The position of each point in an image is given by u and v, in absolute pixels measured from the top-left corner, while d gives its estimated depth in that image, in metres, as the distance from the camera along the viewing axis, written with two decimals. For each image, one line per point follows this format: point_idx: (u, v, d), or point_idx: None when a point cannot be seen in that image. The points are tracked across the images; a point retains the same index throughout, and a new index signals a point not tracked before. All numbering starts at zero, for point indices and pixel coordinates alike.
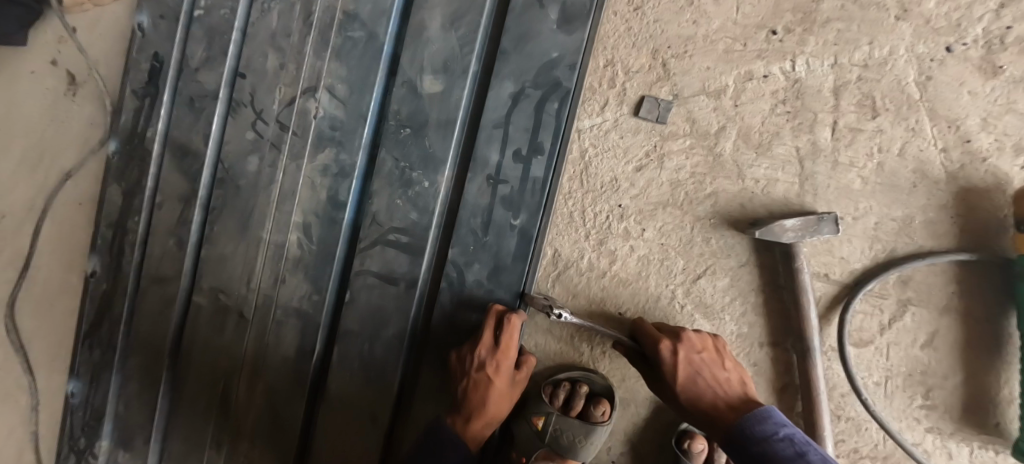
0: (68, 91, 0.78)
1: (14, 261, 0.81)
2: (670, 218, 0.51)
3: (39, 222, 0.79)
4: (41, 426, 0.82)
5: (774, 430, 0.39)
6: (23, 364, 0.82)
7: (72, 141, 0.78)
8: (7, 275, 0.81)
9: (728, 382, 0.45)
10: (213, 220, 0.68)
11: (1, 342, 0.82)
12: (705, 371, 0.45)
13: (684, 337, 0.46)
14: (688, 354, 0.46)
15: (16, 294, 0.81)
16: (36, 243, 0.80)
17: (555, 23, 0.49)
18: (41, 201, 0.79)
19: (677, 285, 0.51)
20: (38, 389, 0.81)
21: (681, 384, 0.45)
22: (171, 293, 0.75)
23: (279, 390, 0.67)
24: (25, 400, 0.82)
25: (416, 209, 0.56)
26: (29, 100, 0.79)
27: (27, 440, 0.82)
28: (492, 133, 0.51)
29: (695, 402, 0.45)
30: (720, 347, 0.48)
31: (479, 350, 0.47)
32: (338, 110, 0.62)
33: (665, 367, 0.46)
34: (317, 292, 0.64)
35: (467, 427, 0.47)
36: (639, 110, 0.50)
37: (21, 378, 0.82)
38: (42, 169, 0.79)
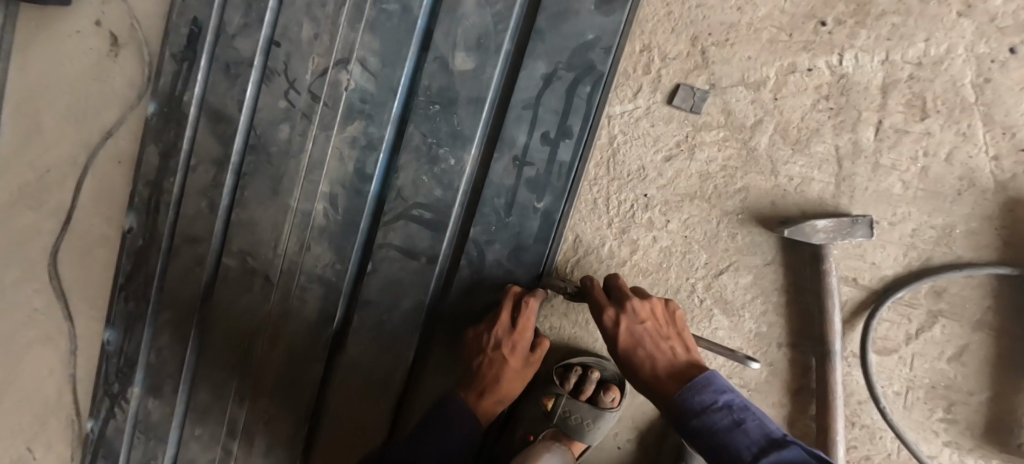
0: (111, 52, 0.80)
1: (58, 213, 0.85)
2: (697, 211, 0.50)
3: (80, 177, 0.83)
4: (79, 369, 0.88)
5: (714, 398, 0.41)
6: (63, 311, 0.87)
7: (114, 101, 0.81)
8: (49, 226, 0.85)
9: (671, 351, 0.45)
10: (243, 185, 0.70)
11: (43, 288, 0.87)
12: (647, 339, 0.46)
13: (627, 307, 0.46)
14: (630, 324, 0.46)
15: (58, 244, 0.86)
16: (77, 196, 0.84)
17: (594, 3, 0.48)
18: (83, 156, 0.83)
19: (698, 278, 0.50)
20: (76, 334, 0.87)
21: (623, 352, 0.46)
22: (202, 253, 0.78)
23: (298, 351, 0.70)
24: (63, 344, 0.88)
25: (441, 186, 0.56)
26: (74, 59, 0.81)
27: (65, 380, 0.89)
28: (521, 114, 0.51)
29: (635, 368, 0.46)
30: (667, 314, 0.47)
31: (495, 329, 0.47)
32: (369, 82, 0.62)
33: (608, 334, 0.47)
34: (339, 261, 0.66)
35: (479, 401, 0.49)
36: (673, 98, 0.49)
37: (61, 324, 0.88)
38: (85, 125, 0.82)
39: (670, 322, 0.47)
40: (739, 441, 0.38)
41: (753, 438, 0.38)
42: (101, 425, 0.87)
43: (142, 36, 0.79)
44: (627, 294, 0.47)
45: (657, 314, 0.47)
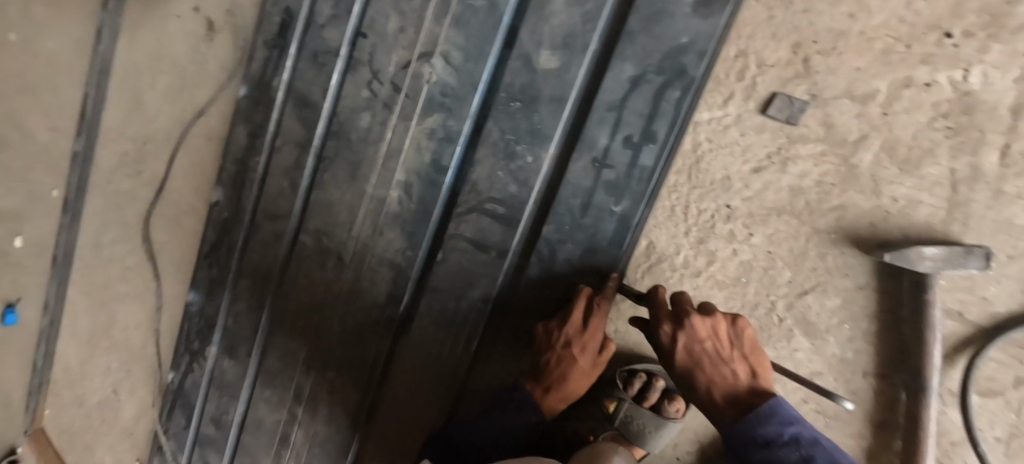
0: (206, 36, 0.85)
1: (152, 182, 0.94)
2: (783, 227, 0.48)
3: (174, 150, 0.91)
4: (163, 324, 0.99)
5: (779, 431, 0.39)
6: (152, 270, 0.98)
7: (208, 81, 0.87)
8: (145, 194, 0.95)
9: (733, 374, 0.43)
10: (325, 168, 0.75)
11: (139, 249, 0.98)
12: (706, 360, 0.43)
13: (687, 325, 0.43)
14: (688, 344, 0.43)
15: (152, 210, 0.95)
16: (171, 167, 0.92)
17: (691, 5, 0.46)
18: (178, 131, 0.90)
19: (779, 296, 0.49)
20: (163, 293, 0.98)
21: (679, 369, 0.45)
22: (281, 229, 0.82)
23: (363, 328, 0.74)
24: (150, 301, 1.00)
25: (516, 182, 0.57)
26: (173, 42, 0.86)
27: (151, 330, 1.01)
28: (604, 116, 0.51)
29: (691, 386, 0.45)
30: (733, 333, 0.43)
31: (568, 327, 0.48)
32: (451, 76, 0.64)
33: (664, 349, 0.45)
34: (410, 248, 0.68)
35: (545, 397, 0.49)
36: (768, 107, 0.47)
37: (151, 282, 0.99)
38: (182, 103, 0.89)
39: (736, 342, 0.43)
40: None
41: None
42: (180, 377, 0.98)
43: (235, 22, 0.83)
44: (688, 310, 0.44)
45: (721, 335, 0.43)
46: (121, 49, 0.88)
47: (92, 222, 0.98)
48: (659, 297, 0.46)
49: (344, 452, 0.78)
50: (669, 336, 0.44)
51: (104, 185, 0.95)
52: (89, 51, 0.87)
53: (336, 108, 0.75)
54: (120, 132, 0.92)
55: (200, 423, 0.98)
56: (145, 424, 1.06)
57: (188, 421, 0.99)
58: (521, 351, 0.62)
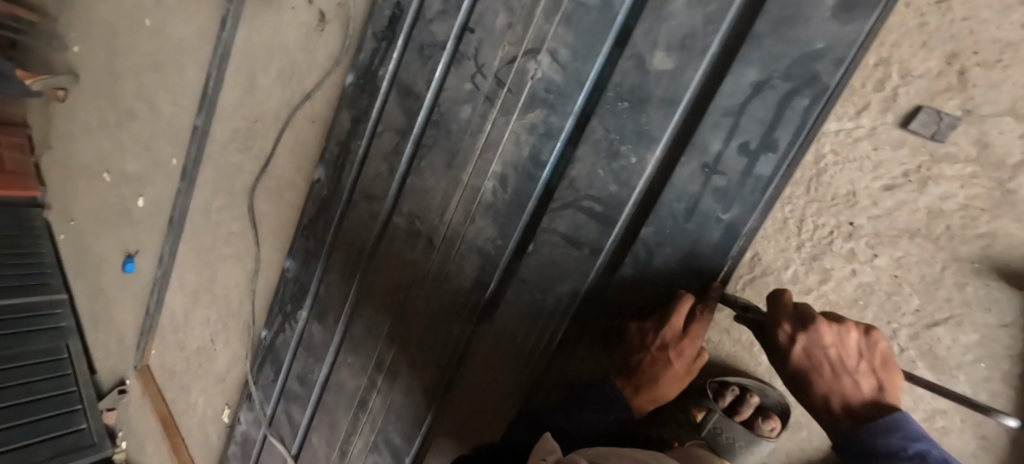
0: (318, 26, 0.90)
1: (259, 157, 1.03)
2: (914, 250, 0.46)
3: (281, 129, 0.98)
4: (259, 286, 1.09)
5: (902, 446, 0.37)
6: (253, 237, 1.07)
7: (315, 68, 0.92)
8: (252, 168, 1.04)
9: (855, 384, 0.42)
10: (423, 155, 0.78)
11: (245, 219, 1.07)
12: (826, 367, 0.42)
13: (810, 329, 0.42)
14: (809, 347, 0.42)
15: (256, 183, 1.04)
16: (277, 146, 1.00)
17: (832, 9, 0.44)
18: (286, 113, 0.97)
19: (903, 325, 0.48)
20: (262, 259, 1.07)
21: (794, 371, 0.44)
22: (376, 210, 0.86)
23: (447, 308, 0.79)
24: (249, 265, 1.10)
25: (617, 182, 0.58)
26: (289, 31, 0.94)
27: (247, 291, 1.11)
28: (719, 121, 0.50)
29: (805, 390, 0.44)
30: (862, 344, 0.42)
31: (664, 332, 0.52)
32: (557, 73, 0.64)
33: (780, 349, 0.45)
34: (501, 238, 0.72)
35: (635, 396, 0.53)
36: (909, 122, 0.44)
37: (251, 248, 1.08)
38: (291, 87, 0.96)
39: (864, 353, 0.42)
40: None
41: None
42: (272, 335, 1.07)
43: (347, 13, 0.87)
44: (812, 314, 0.43)
45: (848, 343, 0.42)
46: (240, 36, 1.00)
47: (208, 186, 1.13)
48: (781, 299, 0.45)
49: (417, 423, 0.84)
50: (787, 336, 0.44)
51: (219, 155, 1.09)
52: (215, 39, 1.04)
53: (438, 102, 0.76)
54: (236, 111, 1.04)
55: (286, 379, 1.06)
56: (238, 372, 1.17)
57: (277, 375, 1.07)
58: (607, 348, 0.64)
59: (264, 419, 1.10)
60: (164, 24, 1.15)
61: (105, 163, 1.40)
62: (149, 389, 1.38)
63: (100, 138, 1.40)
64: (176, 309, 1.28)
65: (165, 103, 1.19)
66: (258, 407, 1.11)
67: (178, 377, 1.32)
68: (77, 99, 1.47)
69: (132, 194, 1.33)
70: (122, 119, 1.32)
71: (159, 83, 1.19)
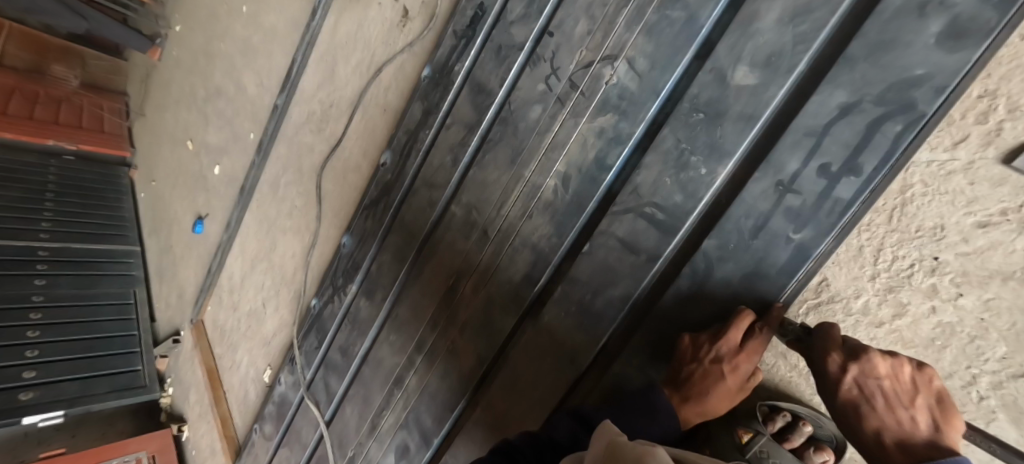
0: (400, 22, 0.95)
1: (330, 139, 1.10)
2: (1007, 295, 0.43)
3: (355, 115, 1.05)
4: (314, 257, 1.16)
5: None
6: (317, 212, 1.14)
7: (393, 60, 0.97)
8: (325, 148, 1.11)
9: (910, 420, 0.41)
10: (488, 150, 0.81)
11: (313, 194, 1.14)
12: (877, 399, 0.42)
13: (863, 359, 0.42)
14: (860, 379, 0.42)
15: (326, 163, 1.10)
16: (350, 130, 1.06)
17: (936, 36, 0.42)
18: (360, 100, 1.03)
19: (985, 372, 0.45)
20: (322, 233, 1.13)
21: (844, 403, 0.43)
22: (435, 198, 0.90)
23: (499, 299, 0.81)
24: (308, 237, 1.17)
25: (683, 192, 0.58)
26: (374, 25, 0.99)
27: (303, 261, 1.18)
28: (800, 140, 0.50)
29: (857, 424, 0.43)
30: (917, 381, 0.41)
31: (720, 345, 0.52)
32: (632, 81, 0.65)
33: (827, 380, 0.44)
34: (556, 236, 0.73)
35: (682, 406, 0.53)
36: (1014, 159, 0.41)
37: (313, 222, 1.15)
38: (368, 75, 1.01)
39: (919, 388, 0.41)
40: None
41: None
42: (321, 305, 1.13)
43: (429, 11, 0.90)
44: (866, 346, 0.43)
45: (901, 378, 0.42)
46: (327, 26, 1.08)
47: (280, 162, 1.22)
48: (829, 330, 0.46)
49: (450, 407, 0.87)
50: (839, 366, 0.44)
51: (293, 133, 1.18)
52: (304, 28, 1.13)
53: (508, 104, 0.79)
54: (315, 94, 1.12)
55: (328, 348, 1.12)
56: (284, 337, 1.25)
57: (319, 344, 1.13)
58: (653, 359, 0.63)
59: (302, 383, 1.16)
60: (259, 12, 1.26)
61: (189, 133, 1.55)
62: (200, 344, 1.48)
63: (188, 110, 1.55)
64: (235, 272, 1.38)
65: (251, 83, 1.30)
66: (299, 372, 1.17)
67: (229, 336, 1.41)
68: (175, 73, 1.64)
69: (211, 163, 1.45)
70: (210, 96, 1.46)
71: (248, 63, 1.31)
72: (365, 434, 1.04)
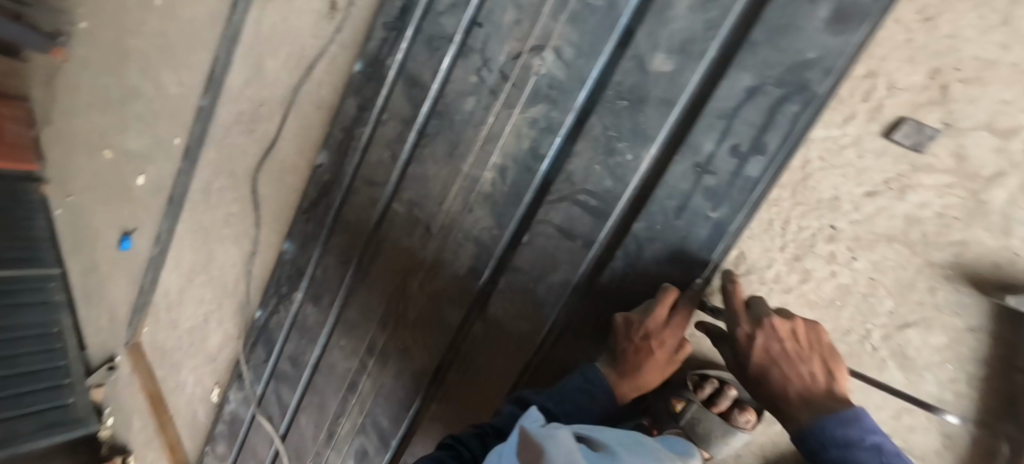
0: (329, 14, 0.91)
1: (263, 140, 1.04)
2: (891, 255, 0.49)
3: (287, 113, 1.00)
4: (257, 266, 1.10)
5: (861, 437, 0.39)
6: (255, 218, 1.08)
7: (323, 55, 0.93)
8: (258, 150, 1.05)
9: (811, 375, 0.44)
10: (425, 144, 0.80)
11: (248, 199, 1.08)
12: (781, 358, 0.45)
13: (767, 324, 0.46)
14: (767, 342, 0.46)
15: (260, 166, 1.05)
16: (282, 129, 1.01)
17: (825, 20, 0.46)
18: (292, 97, 0.98)
19: (876, 326, 0.51)
20: (262, 239, 1.08)
21: (755, 368, 0.46)
22: (376, 196, 0.87)
23: (445, 294, 0.80)
24: (248, 245, 1.11)
25: (612, 177, 0.60)
26: (299, 17, 0.94)
27: (245, 271, 1.12)
28: (713, 123, 0.52)
29: (766, 383, 0.46)
30: (811, 338, 0.46)
31: (648, 321, 0.54)
32: (560, 70, 0.66)
33: (739, 348, 0.48)
34: (497, 227, 0.74)
35: (618, 382, 0.56)
36: (893, 132, 0.46)
37: (252, 229, 1.09)
38: (298, 71, 0.97)
39: (814, 344, 0.46)
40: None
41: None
42: (267, 316, 1.08)
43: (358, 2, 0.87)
44: (767, 312, 0.47)
45: (797, 337, 0.46)
46: (249, 19, 1.01)
47: (210, 167, 1.14)
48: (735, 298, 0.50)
49: (405, 406, 0.87)
50: (747, 335, 0.47)
51: (223, 135, 1.11)
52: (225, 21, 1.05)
53: (443, 96, 0.77)
54: (243, 92, 1.05)
55: (278, 359, 1.08)
56: (230, 352, 1.18)
57: (268, 356, 1.09)
58: (593, 340, 0.66)
59: (253, 398, 1.11)
60: (173, 5, 1.16)
61: (105, 139, 1.40)
62: (138, 367, 1.39)
63: (101, 114, 1.41)
64: (171, 287, 1.29)
65: (172, 83, 1.20)
66: (249, 387, 1.13)
67: (170, 356, 1.32)
68: (76, 73, 1.46)
69: (134, 172, 1.33)
70: (126, 97, 1.33)
71: (165, 61, 1.21)
72: (322, 443, 1.01)
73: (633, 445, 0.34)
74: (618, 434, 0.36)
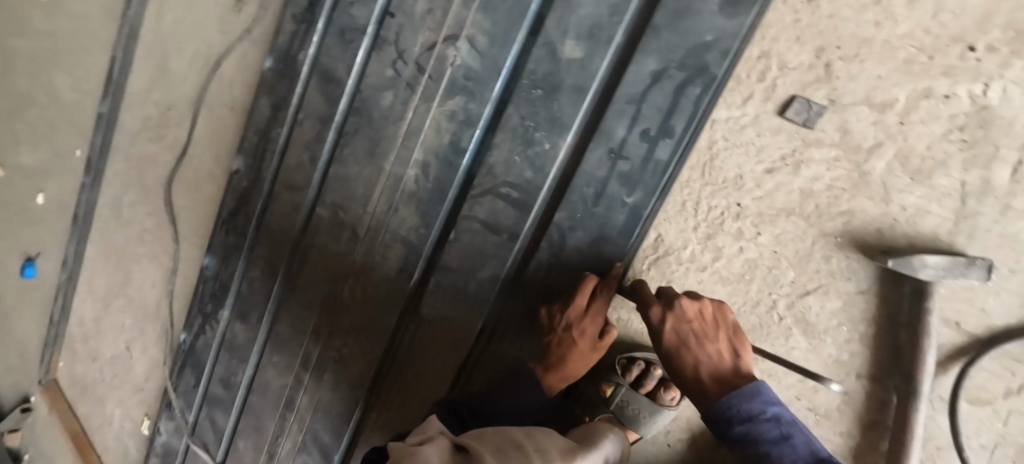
0: (234, 6, 0.83)
1: (174, 147, 0.94)
2: (791, 228, 0.52)
3: (196, 115, 0.91)
4: (178, 285, 1.01)
5: (762, 409, 0.43)
6: (172, 233, 0.99)
7: (230, 51, 0.85)
8: (167, 158, 0.95)
9: (717, 353, 0.48)
10: (345, 144, 0.75)
11: (161, 212, 0.99)
12: (692, 339, 0.47)
13: (676, 307, 0.48)
14: (677, 324, 0.48)
15: (174, 176, 0.95)
16: (193, 134, 0.92)
17: (718, 4, 0.47)
18: (199, 98, 0.90)
19: (781, 295, 0.54)
20: (182, 255, 0.99)
21: (668, 350, 0.48)
22: (298, 201, 0.82)
23: (377, 299, 0.77)
24: (167, 263, 1.01)
25: (532, 168, 0.59)
26: (199, 10, 0.85)
27: (166, 293, 1.02)
28: (623, 108, 0.53)
29: (678, 365, 0.49)
30: (717, 317, 0.48)
31: (569, 312, 0.54)
32: (475, 61, 0.64)
33: (653, 332, 0.49)
34: (424, 226, 0.71)
35: (546, 375, 0.57)
36: (785, 110, 0.49)
37: (170, 245, 1.00)
38: (201, 69, 0.88)
39: (720, 323, 0.48)
40: (786, 454, 0.41)
41: (800, 453, 0.41)
42: (192, 338, 1.00)
43: None
44: (676, 295, 0.49)
45: (705, 318, 0.48)
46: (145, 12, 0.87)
47: (117, 180, 0.99)
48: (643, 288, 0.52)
49: (345, 419, 0.83)
50: (658, 318, 0.48)
51: (129, 145, 0.96)
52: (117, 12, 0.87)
53: (359, 91, 0.73)
54: (147, 97, 0.93)
55: (208, 383, 1.00)
56: (158, 379, 1.09)
57: (197, 381, 1.01)
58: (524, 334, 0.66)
59: (185, 428, 1.03)
60: None
61: None
62: (55, 406, 1.23)
63: None
64: (87, 317, 1.13)
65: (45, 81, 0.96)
66: (180, 416, 1.04)
67: (91, 390, 1.19)
68: None
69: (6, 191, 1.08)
70: None
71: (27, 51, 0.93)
72: None
73: (504, 453, 0.34)
74: (501, 439, 0.36)
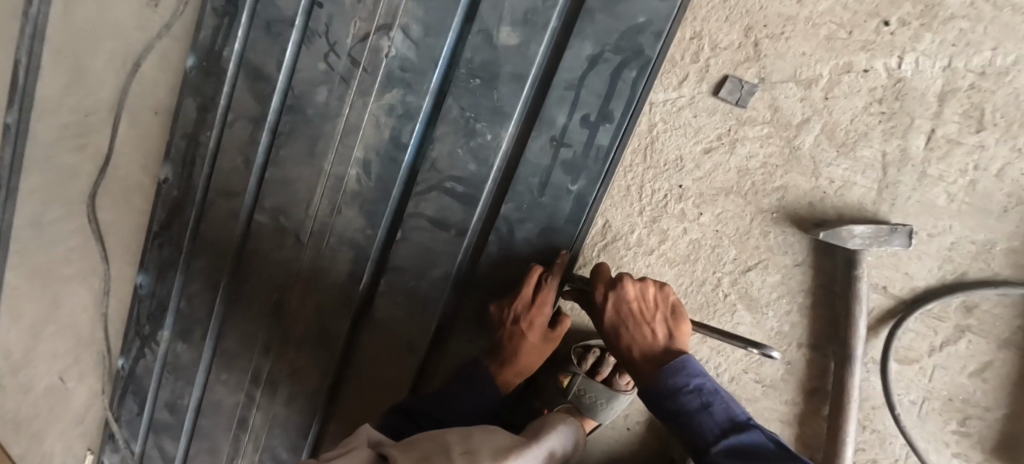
0: (150, 1, 0.76)
1: (96, 157, 0.84)
2: (730, 206, 0.53)
3: (117, 120, 0.82)
4: (111, 309, 0.92)
5: (686, 382, 0.46)
6: (100, 252, 0.89)
7: (148, 50, 0.78)
8: (87, 169, 0.85)
9: (653, 332, 0.49)
10: (280, 145, 0.70)
11: (81, 228, 0.88)
12: (629, 319, 0.49)
13: (618, 287, 0.49)
14: (617, 303, 0.49)
15: (97, 189, 0.86)
16: (115, 141, 0.83)
17: None
18: (117, 103, 0.81)
19: (725, 273, 0.55)
20: (112, 275, 0.90)
21: (608, 327, 0.51)
22: (234, 208, 0.76)
23: (328, 306, 0.74)
24: (98, 284, 0.91)
25: (476, 161, 0.58)
26: (111, 6, 0.78)
27: (98, 319, 0.93)
28: (563, 95, 0.52)
29: (616, 340, 0.51)
30: (657, 297, 0.49)
31: (516, 304, 0.55)
32: (411, 51, 0.61)
33: (596, 309, 0.51)
34: (369, 227, 0.68)
35: (500, 372, 0.56)
36: (719, 90, 0.51)
37: (97, 264, 0.90)
38: (115, 71, 0.80)
39: (660, 304, 0.50)
40: (702, 422, 0.44)
41: (717, 420, 0.44)
42: (131, 363, 0.92)
43: None
44: (621, 275, 0.50)
45: (645, 298, 0.49)
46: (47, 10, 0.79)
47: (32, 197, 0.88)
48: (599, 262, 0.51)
49: (303, 433, 0.79)
50: (602, 296, 0.51)
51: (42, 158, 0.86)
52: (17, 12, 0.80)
53: (292, 88, 0.68)
54: (60, 103, 0.83)
55: (154, 409, 0.93)
56: (98, 412, 0.99)
57: (142, 408, 0.93)
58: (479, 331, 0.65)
59: (133, 458, 0.96)
60: None
61: None
62: None
63: None
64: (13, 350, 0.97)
65: None
66: (125, 446, 0.96)
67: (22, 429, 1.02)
68: None
69: None
70: None
71: None
72: None
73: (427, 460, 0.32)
74: (430, 444, 0.34)
